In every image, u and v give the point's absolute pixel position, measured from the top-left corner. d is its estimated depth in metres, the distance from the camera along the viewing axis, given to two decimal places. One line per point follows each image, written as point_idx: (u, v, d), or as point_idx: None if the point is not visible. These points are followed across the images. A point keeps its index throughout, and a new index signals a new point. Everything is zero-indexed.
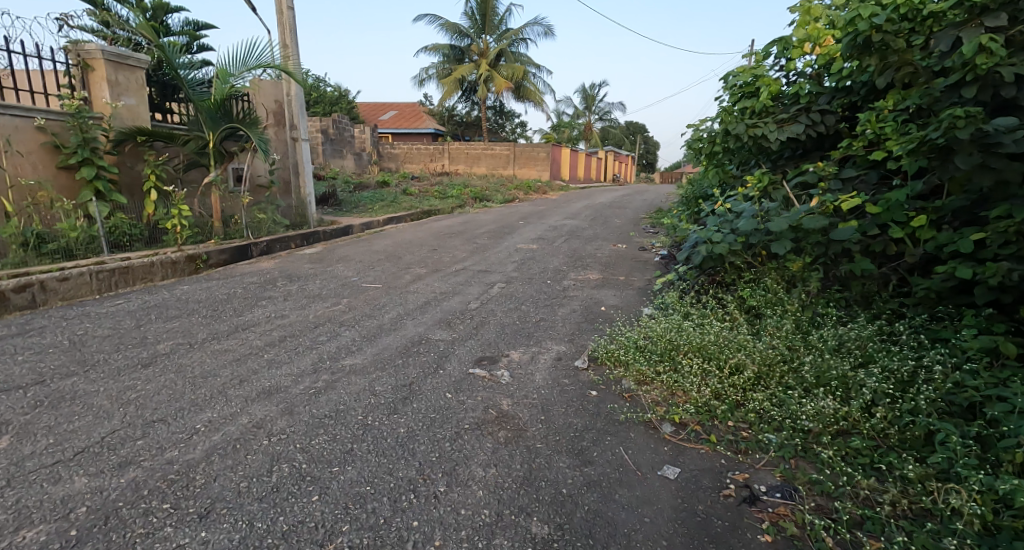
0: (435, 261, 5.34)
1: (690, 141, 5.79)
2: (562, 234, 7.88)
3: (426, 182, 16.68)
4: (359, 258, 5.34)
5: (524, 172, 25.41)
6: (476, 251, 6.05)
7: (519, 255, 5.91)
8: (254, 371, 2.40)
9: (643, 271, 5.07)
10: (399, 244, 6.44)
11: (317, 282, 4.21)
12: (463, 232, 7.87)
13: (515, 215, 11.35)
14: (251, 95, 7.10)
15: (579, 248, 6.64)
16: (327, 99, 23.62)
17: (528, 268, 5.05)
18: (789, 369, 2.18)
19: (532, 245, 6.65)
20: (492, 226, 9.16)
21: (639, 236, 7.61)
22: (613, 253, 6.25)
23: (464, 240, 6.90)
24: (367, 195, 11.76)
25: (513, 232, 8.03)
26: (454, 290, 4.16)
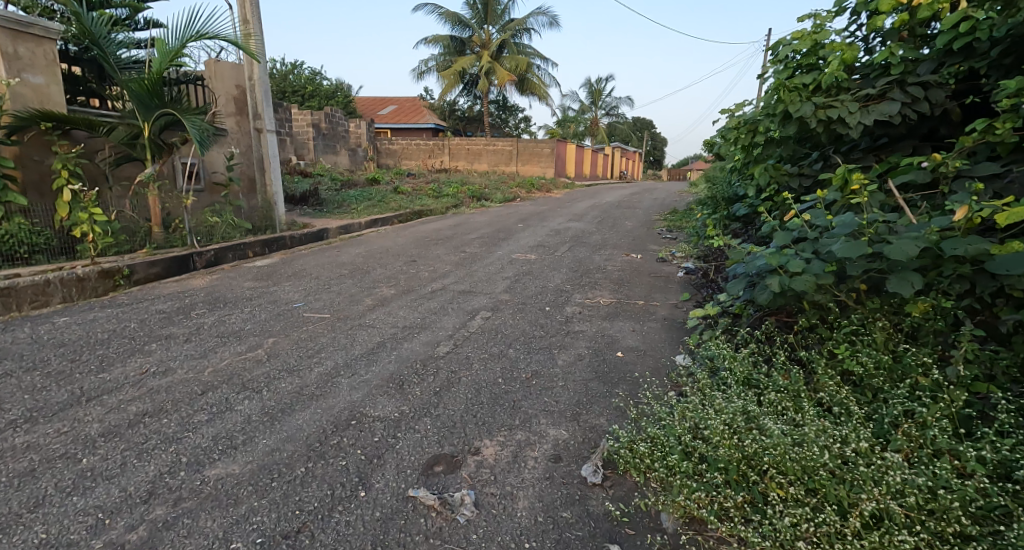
0: (410, 278, 4.38)
1: (721, 131, 4.78)
2: (565, 240, 6.91)
3: (422, 180, 15.74)
4: (318, 274, 4.39)
5: (527, 169, 24.55)
6: (461, 264, 5.08)
7: (513, 268, 4.95)
8: (41, 501, 1.43)
9: (664, 295, 4.10)
10: (373, 254, 5.48)
11: (247, 309, 3.26)
12: (452, 238, 6.92)
13: (513, 216, 10.43)
14: (207, 79, 6.11)
15: (585, 259, 5.66)
16: (322, 93, 22.59)
17: (521, 290, 4.08)
18: (974, 530, 1.22)
19: (530, 256, 5.67)
20: (487, 230, 8.22)
21: (653, 243, 6.62)
22: (625, 266, 5.26)
23: (451, 249, 5.95)
24: (353, 194, 10.80)
25: (510, 238, 7.07)
26: (422, 323, 3.19)
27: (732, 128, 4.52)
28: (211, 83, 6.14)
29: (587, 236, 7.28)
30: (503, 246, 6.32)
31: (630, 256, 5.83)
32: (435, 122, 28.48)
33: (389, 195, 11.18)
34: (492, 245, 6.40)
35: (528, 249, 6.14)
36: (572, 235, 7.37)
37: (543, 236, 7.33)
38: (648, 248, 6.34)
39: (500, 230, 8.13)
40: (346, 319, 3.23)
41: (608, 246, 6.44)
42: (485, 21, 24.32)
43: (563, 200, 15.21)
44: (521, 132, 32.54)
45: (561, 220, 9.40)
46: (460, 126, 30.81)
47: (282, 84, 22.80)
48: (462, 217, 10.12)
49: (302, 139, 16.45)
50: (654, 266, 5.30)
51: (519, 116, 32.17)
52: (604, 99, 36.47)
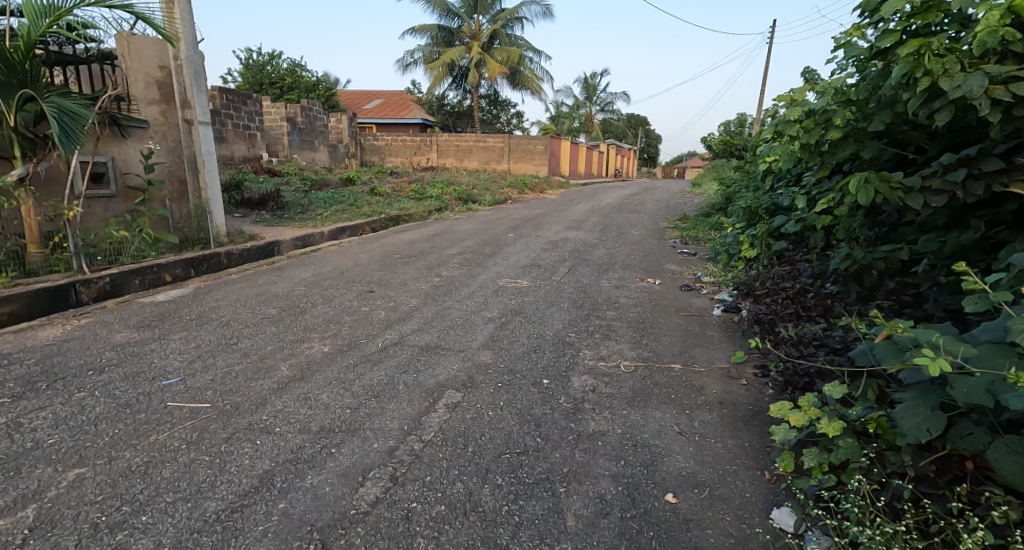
0: (360, 323, 3.27)
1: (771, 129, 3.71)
2: (564, 259, 5.83)
3: (405, 179, 14.61)
4: (237, 314, 3.27)
5: (520, 167, 23.54)
6: (432, 298, 3.98)
7: (498, 304, 3.86)
8: None
9: (705, 354, 3.02)
10: (323, 280, 4.37)
11: (89, 391, 2.13)
12: (428, 255, 5.81)
13: (503, 223, 9.35)
14: (120, 57, 4.78)
15: (589, 288, 4.57)
16: (302, 86, 21.35)
17: (507, 348, 2.99)
18: None
19: (521, 283, 4.58)
20: (473, 241, 7.12)
21: (670, 264, 5.56)
22: (642, 300, 4.18)
23: (424, 272, 4.85)
24: (323, 198, 9.65)
25: (497, 255, 5.98)
26: (354, 421, 2.09)
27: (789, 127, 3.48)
28: (126, 62, 4.81)
29: (588, 254, 6.20)
30: (489, 268, 5.22)
31: (645, 285, 4.74)
32: (423, 117, 27.28)
33: (363, 199, 10.04)
34: (476, 266, 5.30)
35: (520, 273, 5.05)
36: (571, 252, 6.30)
37: (535, 252, 6.24)
38: (663, 272, 5.26)
39: (488, 242, 7.03)
40: (238, 415, 2.11)
41: (617, 270, 5.35)
42: (474, 10, 23.21)
43: (558, 202, 14.12)
44: (513, 128, 31.43)
45: (555, 228, 8.32)
46: (450, 121, 29.67)
47: (259, 75, 21.49)
48: (444, 224, 9.01)
49: (275, 134, 15.23)
50: (678, 300, 4.22)
51: (512, 111, 31.04)
52: (599, 95, 35.50)
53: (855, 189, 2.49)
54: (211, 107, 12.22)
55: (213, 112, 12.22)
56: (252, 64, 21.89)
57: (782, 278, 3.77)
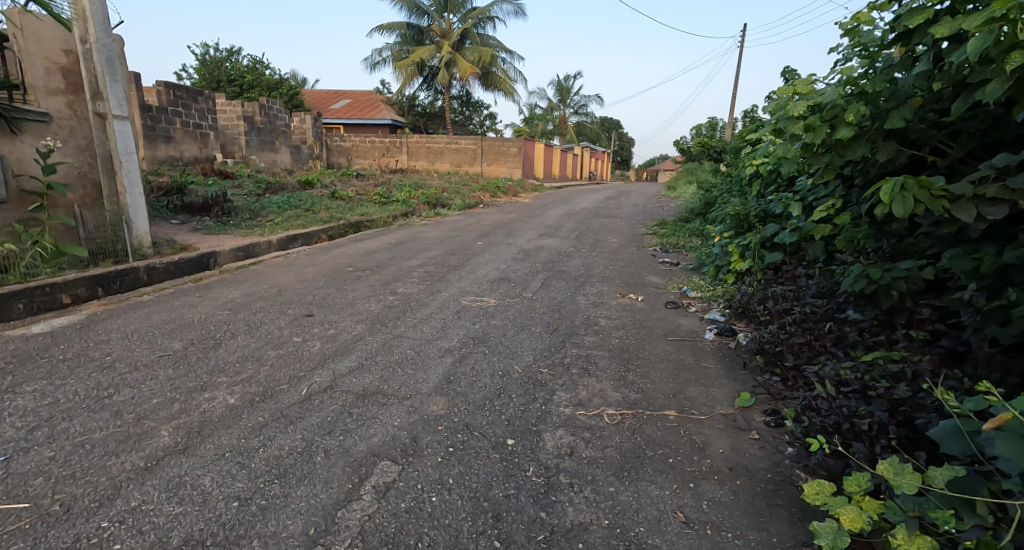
0: (285, 359, 2.70)
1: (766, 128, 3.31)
2: (536, 273, 5.34)
3: (372, 183, 13.96)
4: (132, 349, 2.67)
5: (493, 169, 23.06)
6: (384, 323, 3.44)
7: (459, 330, 3.34)
8: None
9: (703, 395, 2.53)
10: (257, 300, 3.77)
11: None
12: (386, 267, 5.24)
13: (473, 229, 8.83)
14: (12, 38, 4.12)
15: (564, 308, 4.09)
16: (263, 83, 20.72)
17: (465, 392, 2.46)
18: None
19: (488, 303, 4.07)
20: (439, 250, 6.58)
21: (652, 279, 5.13)
22: (624, 324, 3.70)
23: (378, 290, 4.30)
24: (278, 203, 8.98)
25: (463, 268, 5.46)
26: (240, 521, 1.52)
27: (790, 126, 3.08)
28: (19, 44, 4.13)
29: (562, 266, 5.73)
30: (452, 283, 4.70)
31: (625, 303, 4.28)
32: (393, 118, 26.60)
33: (323, 204, 9.39)
34: (438, 281, 4.77)
35: (486, 290, 4.53)
36: (544, 264, 5.82)
37: (503, 265, 5.73)
38: (645, 287, 4.81)
39: (454, 251, 6.50)
40: (77, 515, 1.52)
41: (594, 286, 4.88)
42: (445, 10, 22.81)
43: (531, 206, 13.68)
44: (486, 130, 30.91)
45: (528, 236, 7.85)
46: (422, 123, 29.06)
47: (217, 72, 20.69)
48: (409, 230, 8.44)
49: (232, 134, 14.60)
50: (664, 323, 3.75)
51: (485, 113, 30.58)
52: (574, 98, 35.31)
53: (889, 197, 2.10)
54: (159, 104, 11.39)
55: (160, 108, 11.38)
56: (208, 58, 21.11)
57: (783, 298, 3.32)
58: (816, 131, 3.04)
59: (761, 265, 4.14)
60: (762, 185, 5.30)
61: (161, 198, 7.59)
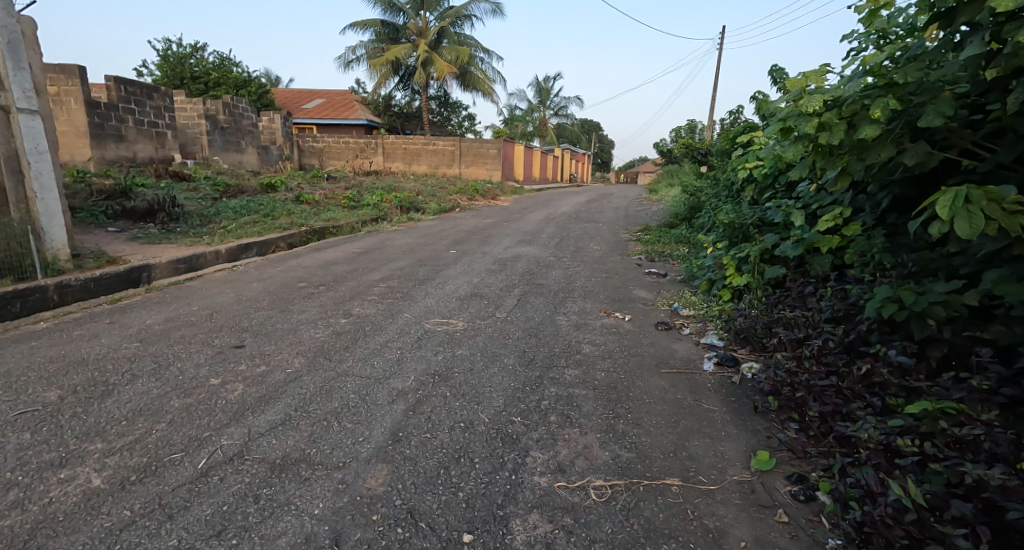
0: (196, 406, 2.19)
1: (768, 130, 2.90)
2: (512, 287, 4.89)
3: (343, 186, 13.38)
4: (1, 398, 2.15)
5: (472, 171, 22.58)
6: (330, 352, 2.94)
7: (416, 364, 2.85)
8: None
9: (710, 453, 2.09)
10: (180, 325, 3.21)
11: None
12: (346, 281, 4.74)
13: (447, 236, 8.33)
14: None
15: (542, 330, 3.65)
16: (230, 80, 21.31)
17: (417, 452, 1.98)
18: None
19: (455, 325, 3.60)
20: (407, 259, 6.07)
21: (639, 295, 4.69)
22: (610, 351, 3.27)
23: (332, 309, 3.80)
24: (235, 208, 8.40)
25: (431, 281, 4.98)
26: None
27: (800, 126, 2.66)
28: None
29: (541, 279, 5.29)
30: (418, 300, 4.23)
31: (611, 325, 3.84)
32: (369, 118, 25.99)
33: (286, 210, 8.82)
34: (403, 297, 4.29)
35: (455, 308, 4.07)
36: (521, 276, 5.38)
37: (476, 277, 5.28)
38: (632, 305, 4.38)
39: (423, 260, 6.02)
40: None
41: (575, 302, 4.46)
42: (422, 7, 22.61)
43: (509, 210, 13.26)
44: (465, 131, 30.41)
45: (505, 243, 7.41)
46: (399, 123, 28.48)
47: (180, 69, 20.58)
48: (378, 237, 7.93)
49: (192, 134, 14.39)
50: (655, 350, 3.32)
51: (463, 114, 30.10)
52: (554, 99, 35.06)
53: (948, 213, 1.70)
54: (107, 100, 10.64)
55: (110, 105, 10.62)
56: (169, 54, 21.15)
57: (792, 323, 2.91)
58: (831, 131, 2.62)
59: (761, 280, 3.72)
60: (756, 191, 4.91)
61: (103, 202, 6.97)
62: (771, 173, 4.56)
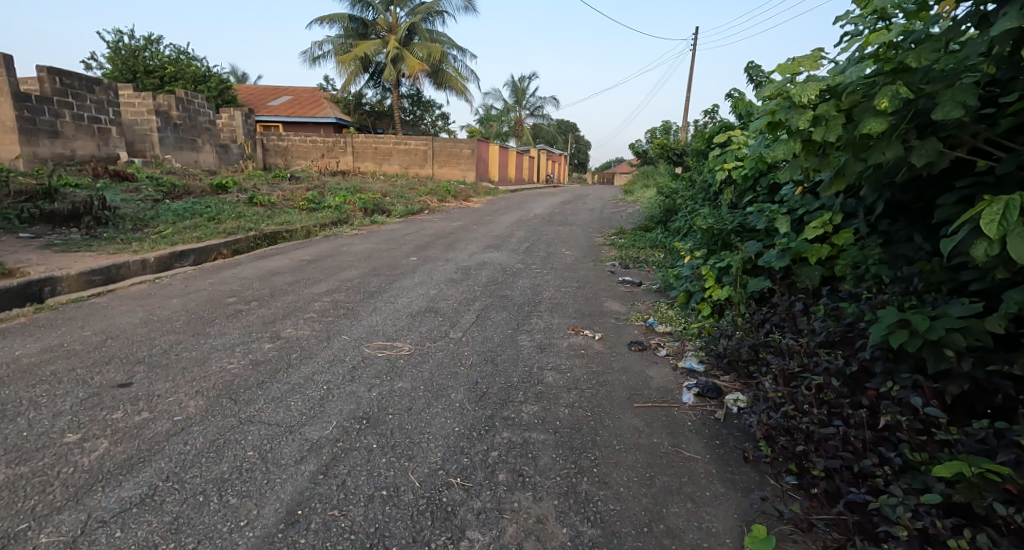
0: (27, 477, 1.69)
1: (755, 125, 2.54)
2: (470, 299, 4.46)
3: (306, 187, 12.80)
4: None
5: (444, 172, 22.07)
6: (241, 388, 2.46)
7: (343, 402, 2.40)
8: None
9: (693, 529, 1.69)
10: (58, 354, 2.66)
11: None
12: (285, 295, 4.25)
13: (410, 240, 7.84)
14: None
15: (500, 352, 3.22)
16: (187, 75, 21.40)
17: (314, 541, 1.53)
18: None
19: (400, 347, 3.16)
20: (361, 267, 5.57)
21: (612, 310, 4.29)
22: (575, 379, 2.86)
23: (259, 329, 3.32)
24: (178, 211, 7.81)
25: (383, 293, 4.52)
26: None
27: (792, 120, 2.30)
28: None
29: (504, 289, 4.88)
30: (363, 317, 3.76)
31: (578, 345, 3.44)
32: (338, 117, 25.30)
33: (237, 213, 8.26)
34: (346, 313, 3.83)
35: (403, 325, 3.63)
36: (483, 286, 4.96)
37: (433, 287, 4.83)
38: (602, 320, 3.98)
39: (379, 269, 5.54)
40: None
41: (540, 317, 4.05)
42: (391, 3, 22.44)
43: (481, 212, 12.86)
44: (438, 130, 29.85)
45: (471, 248, 6.96)
46: (370, 122, 27.82)
47: (134, 62, 20.84)
48: (335, 242, 7.43)
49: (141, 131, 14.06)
50: (626, 377, 2.92)
51: (436, 113, 29.54)
52: (529, 99, 34.74)
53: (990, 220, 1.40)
54: (42, 93, 10.00)
55: (44, 98, 9.99)
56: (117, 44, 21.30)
57: (783, 349, 2.54)
58: (828, 125, 2.26)
59: (744, 294, 3.35)
60: (737, 194, 4.56)
61: (21, 203, 6.31)
62: (753, 175, 4.22)
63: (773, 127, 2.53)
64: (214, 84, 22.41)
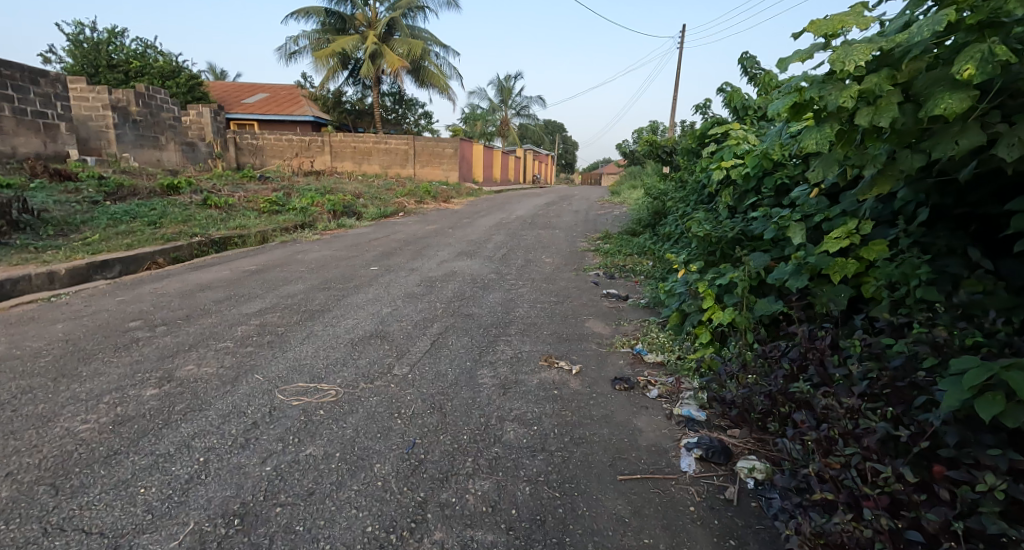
0: None
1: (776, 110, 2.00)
2: (426, 319, 3.83)
3: (273, 188, 12.09)
4: None
5: (426, 172, 21.40)
6: (79, 464, 1.80)
7: (215, 480, 1.76)
8: None
9: None
10: None
11: None
12: (205, 316, 3.59)
13: (376, 246, 7.21)
14: None
15: (452, 396, 2.59)
16: (155, 71, 21.26)
17: None
18: None
19: (325, 390, 2.51)
20: (310, 279, 4.94)
21: (594, 333, 3.67)
22: (543, 435, 2.24)
23: (151, 363, 2.67)
24: (117, 213, 7.11)
25: (326, 312, 3.87)
26: None
27: (829, 100, 1.75)
28: None
29: (470, 305, 4.27)
30: (292, 345, 3.12)
31: (550, 382, 2.82)
32: (316, 115, 24.52)
33: (185, 217, 7.57)
34: (272, 340, 3.18)
35: (339, 356, 2.98)
36: (445, 302, 4.34)
37: (388, 304, 4.20)
38: (581, 348, 3.37)
39: (330, 281, 4.89)
40: None
41: (507, 343, 3.43)
42: None
43: (460, 214, 12.23)
44: (422, 129, 29.17)
45: (441, 256, 6.35)
46: (350, 120, 27.03)
47: (97, 56, 20.52)
48: (291, 248, 6.78)
49: (97, 127, 13.66)
50: (607, 431, 2.30)
51: (419, 112, 28.72)
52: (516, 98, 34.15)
53: None
54: None
55: None
56: (78, 37, 20.77)
57: (812, 401, 1.93)
58: (878, 106, 1.71)
59: (752, 319, 2.76)
60: (738, 197, 3.98)
61: None
62: (757, 175, 3.64)
63: (800, 112, 1.98)
64: (184, 80, 21.62)
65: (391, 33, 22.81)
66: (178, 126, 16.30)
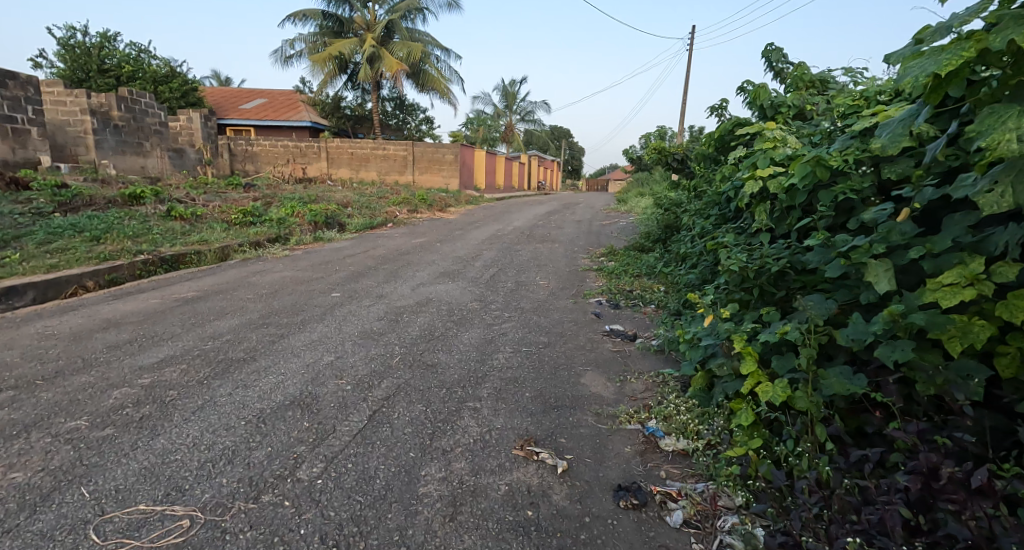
0: None
1: (920, 77, 1.68)
2: (374, 374, 2.98)
3: (255, 198, 11.31)
4: None
5: (426, 180, 20.65)
6: None
7: None
8: None
9: None
10: None
11: None
12: (81, 372, 2.75)
13: (349, 265, 6.38)
14: None
15: (372, 523, 1.73)
16: (148, 75, 20.74)
17: None
18: None
19: (175, 519, 1.67)
20: (249, 313, 4.10)
21: (591, 396, 2.81)
22: None
23: None
24: (59, 227, 6.32)
25: (248, 362, 3.03)
26: None
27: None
28: None
29: (438, 351, 3.42)
30: (173, 422, 2.27)
31: (526, 490, 1.96)
32: (313, 120, 23.89)
33: (136, 231, 6.77)
34: (148, 412, 2.33)
35: (229, 442, 2.12)
36: (407, 346, 3.49)
37: (333, 349, 3.35)
38: (574, 423, 2.50)
39: (275, 315, 4.05)
40: None
41: (473, 415, 2.57)
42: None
43: (453, 224, 11.38)
44: (423, 136, 28.51)
45: (418, 279, 5.52)
46: (348, 126, 26.34)
47: (87, 60, 19.94)
48: (251, 269, 5.98)
49: (75, 133, 13.01)
50: None
51: (420, 117, 28.07)
52: (520, 104, 33.43)
53: None
54: None
55: None
56: (68, 40, 20.24)
57: None
58: None
59: (820, 400, 1.88)
60: (777, 217, 3.10)
61: None
62: (807, 189, 2.78)
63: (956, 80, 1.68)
64: (177, 85, 21.11)
65: (390, 35, 22.17)
66: (165, 131, 15.66)
